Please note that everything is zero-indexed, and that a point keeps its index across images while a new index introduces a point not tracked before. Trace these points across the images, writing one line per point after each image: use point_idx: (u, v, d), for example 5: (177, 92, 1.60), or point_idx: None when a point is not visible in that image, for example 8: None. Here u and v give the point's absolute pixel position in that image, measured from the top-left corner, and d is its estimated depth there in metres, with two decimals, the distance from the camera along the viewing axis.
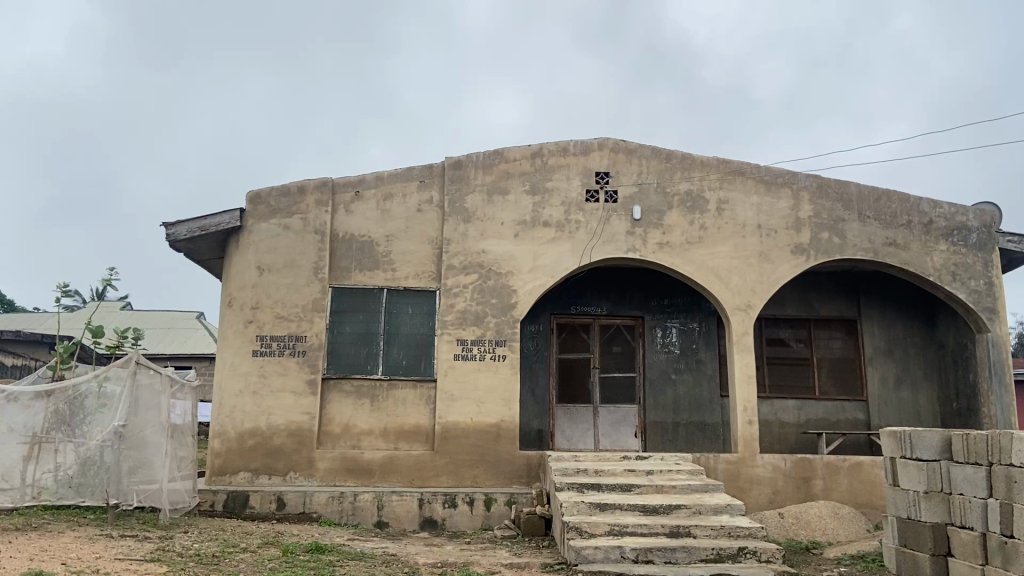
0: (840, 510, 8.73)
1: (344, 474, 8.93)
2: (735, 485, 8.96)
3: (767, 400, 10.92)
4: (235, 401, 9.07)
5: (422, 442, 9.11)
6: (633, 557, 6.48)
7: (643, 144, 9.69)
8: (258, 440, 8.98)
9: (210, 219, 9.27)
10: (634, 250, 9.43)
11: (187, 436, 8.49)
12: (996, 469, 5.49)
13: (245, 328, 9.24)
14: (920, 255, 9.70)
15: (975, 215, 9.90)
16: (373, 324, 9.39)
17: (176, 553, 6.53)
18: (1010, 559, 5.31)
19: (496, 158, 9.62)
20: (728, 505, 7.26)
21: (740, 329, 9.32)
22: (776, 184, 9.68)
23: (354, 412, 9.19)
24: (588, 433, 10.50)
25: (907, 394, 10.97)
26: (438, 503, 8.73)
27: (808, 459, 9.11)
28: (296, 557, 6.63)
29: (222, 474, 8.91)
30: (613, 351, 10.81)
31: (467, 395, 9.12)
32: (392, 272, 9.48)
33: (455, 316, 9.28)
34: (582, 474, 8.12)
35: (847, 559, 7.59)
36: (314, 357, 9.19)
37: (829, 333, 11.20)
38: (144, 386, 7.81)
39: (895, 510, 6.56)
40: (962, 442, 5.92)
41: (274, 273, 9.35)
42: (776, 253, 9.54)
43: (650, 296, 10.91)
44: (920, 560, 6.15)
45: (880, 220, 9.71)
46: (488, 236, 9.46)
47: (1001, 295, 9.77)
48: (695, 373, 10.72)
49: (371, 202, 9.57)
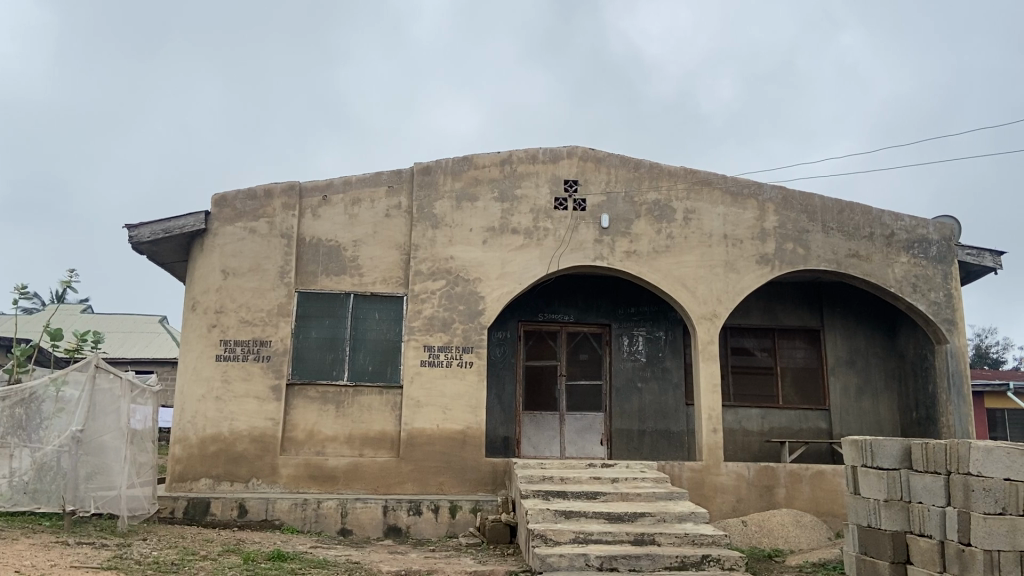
0: (801, 518, 8.79)
1: (308, 482, 8.84)
2: (699, 493, 9.00)
3: (731, 408, 11.02)
4: (197, 405, 8.95)
5: (388, 448, 9.07)
6: (598, 565, 6.47)
7: (612, 153, 9.75)
8: (220, 446, 8.88)
9: (174, 221, 9.16)
10: (600, 258, 9.47)
11: (147, 441, 8.33)
12: (955, 478, 5.58)
13: (207, 333, 9.12)
14: (882, 266, 9.85)
15: (935, 228, 10.08)
16: (339, 330, 9.31)
17: (134, 561, 6.40)
18: (967, 566, 5.39)
19: (466, 165, 9.61)
20: (692, 513, 7.28)
21: (705, 338, 9.38)
22: (742, 195, 9.78)
23: (319, 418, 9.11)
24: (554, 441, 10.52)
25: (868, 404, 11.11)
26: (402, 510, 8.53)
27: (770, 467, 9.18)
28: (257, 565, 6.54)
29: (183, 480, 8.79)
30: (580, 358, 10.83)
31: (433, 401, 9.08)
32: (359, 276, 9.41)
33: (423, 322, 9.24)
34: (548, 482, 8.10)
35: (809, 567, 7.66)
36: (279, 363, 9.09)
37: (792, 343, 11.33)
38: (104, 390, 7.63)
39: (855, 519, 6.63)
40: (921, 451, 6.01)
41: (240, 277, 9.24)
42: (741, 263, 9.63)
43: (616, 304, 10.95)
44: (879, 567, 6.22)
45: (843, 233, 9.85)
46: (456, 242, 9.44)
47: (959, 307, 9.95)
48: (661, 382, 10.76)
49: (339, 207, 9.50)
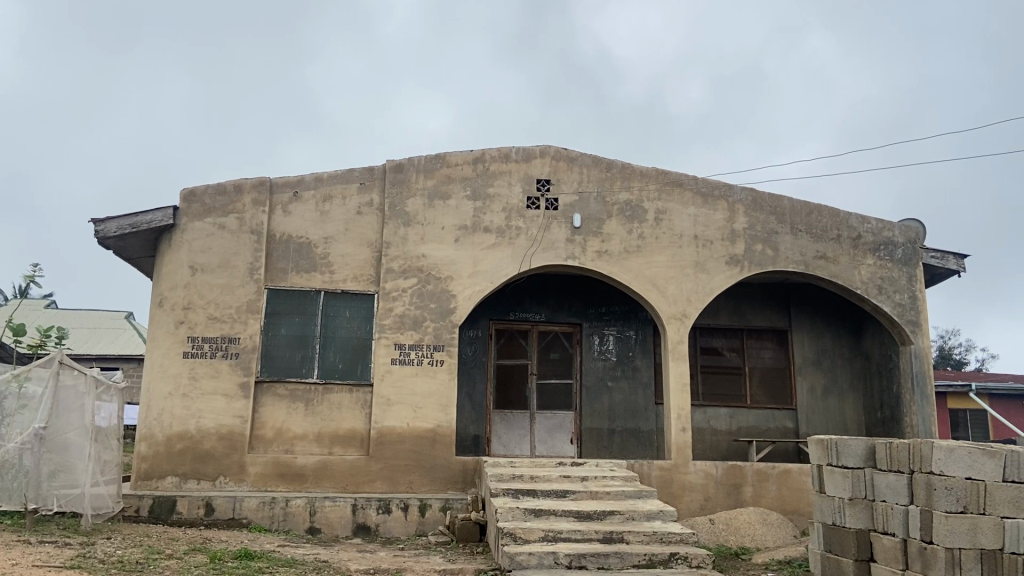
0: (768, 516, 8.89)
1: (276, 480, 8.78)
2: (668, 492, 9.07)
3: (700, 407, 11.11)
4: (164, 403, 8.84)
5: (358, 447, 9.02)
6: (566, 563, 6.49)
7: (584, 153, 9.78)
8: (186, 444, 8.78)
9: (141, 216, 9.04)
10: (572, 258, 9.50)
11: (112, 439, 8.23)
12: (918, 477, 5.67)
13: (175, 329, 9.02)
14: (849, 268, 9.99)
15: (901, 231, 10.23)
16: (309, 327, 9.25)
17: (97, 560, 6.31)
18: (929, 564, 5.49)
19: (438, 163, 9.59)
20: (660, 511, 7.35)
21: (675, 338, 9.45)
22: (712, 196, 9.86)
23: (288, 416, 9.04)
24: (524, 440, 10.54)
25: (834, 404, 11.26)
26: (372, 509, 8.49)
27: (738, 466, 9.28)
28: (223, 564, 6.46)
29: (149, 479, 8.69)
30: (551, 358, 10.86)
31: (404, 400, 9.05)
32: (330, 274, 9.36)
33: (394, 320, 9.21)
34: (518, 480, 8.12)
35: (774, 565, 7.74)
36: (247, 360, 9.01)
37: (760, 343, 11.45)
38: (68, 387, 7.54)
39: (821, 517, 6.73)
40: (885, 451, 6.11)
41: (208, 273, 9.14)
42: (711, 263, 9.71)
43: (587, 303, 10.98)
44: (844, 565, 6.31)
45: (811, 234, 9.97)
46: (428, 240, 9.42)
47: (923, 309, 10.12)
48: (631, 381, 10.82)
49: (310, 203, 9.44)
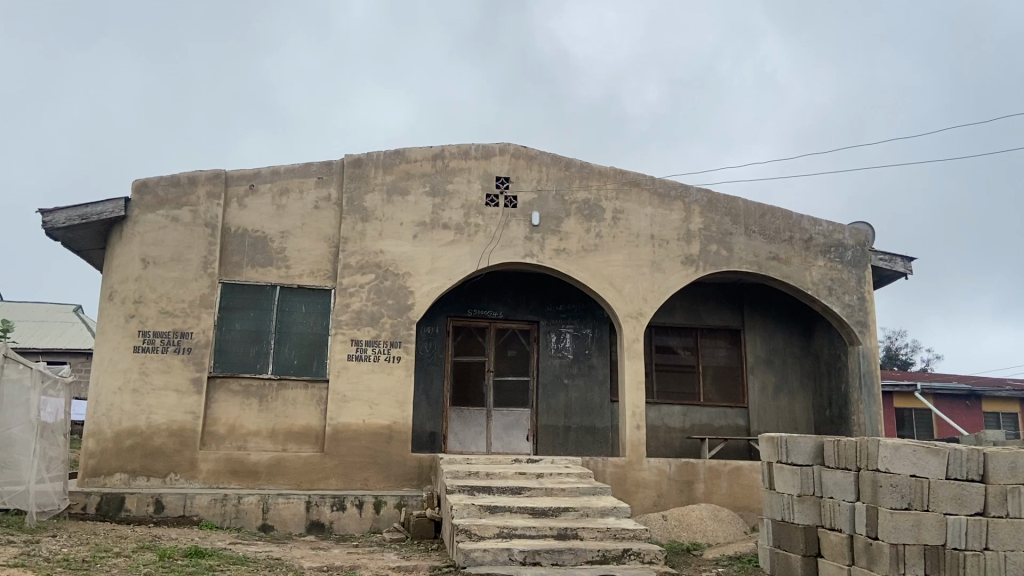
0: (719, 513, 9.05)
1: (228, 477, 8.66)
2: (622, 488, 9.17)
3: (655, 405, 11.24)
4: (114, 398, 8.67)
5: (313, 443, 8.95)
6: (521, 559, 6.53)
7: (544, 151, 9.82)
8: (136, 440, 8.62)
9: (91, 206, 8.86)
10: (531, 255, 9.54)
11: (59, 436, 7.99)
12: (864, 475, 5.82)
13: (125, 323, 8.84)
14: (800, 269, 10.19)
15: (851, 234, 10.46)
16: (264, 322, 9.15)
17: (42, 558, 6.18)
18: (874, 559, 5.62)
19: (397, 158, 9.55)
20: (614, 508, 7.44)
21: (631, 336, 9.55)
22: (669, 196, 9.98)
23: (241, 412, 8.93)
24: (481, 436, 10.55)
25: (785, 402, 11.48)
26: (326, 506, 8.51)
27: (691, 463, 9.41)
28: (173, 562, 6.37)
29: (96, 475, 8.51)
30: (508, 355, 10.89)
31: (360, 396, 9.00)
32: (286, 269, 9.26)
33: (351, 316, 9.15)
34: (473, 477, 8.13)
35: (725, 560, 7.87)
36: (200, 355, 8.88)
37: (714, 342, 11.62)
38: (12, 381, 7.35)
39: (770, 513, 6.88)
40: (832, 448, 6.25)
41: (161, 266, 8.99)
42: (667, 263, 9.83)
43: (545, 301, 11.03)
44: (792, 561, 6.46)
45: (765, 236, 10.15)
46: (386, 236, 9.37)
47: (871, 310, 10.37)
48: (587, 379, 10.91)
49: (267, 197, 9.33)
